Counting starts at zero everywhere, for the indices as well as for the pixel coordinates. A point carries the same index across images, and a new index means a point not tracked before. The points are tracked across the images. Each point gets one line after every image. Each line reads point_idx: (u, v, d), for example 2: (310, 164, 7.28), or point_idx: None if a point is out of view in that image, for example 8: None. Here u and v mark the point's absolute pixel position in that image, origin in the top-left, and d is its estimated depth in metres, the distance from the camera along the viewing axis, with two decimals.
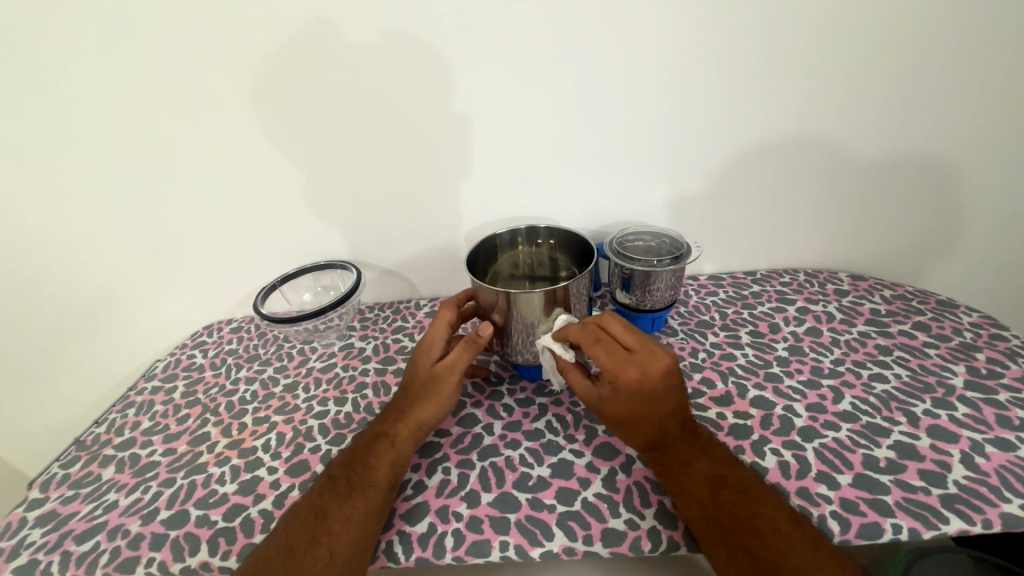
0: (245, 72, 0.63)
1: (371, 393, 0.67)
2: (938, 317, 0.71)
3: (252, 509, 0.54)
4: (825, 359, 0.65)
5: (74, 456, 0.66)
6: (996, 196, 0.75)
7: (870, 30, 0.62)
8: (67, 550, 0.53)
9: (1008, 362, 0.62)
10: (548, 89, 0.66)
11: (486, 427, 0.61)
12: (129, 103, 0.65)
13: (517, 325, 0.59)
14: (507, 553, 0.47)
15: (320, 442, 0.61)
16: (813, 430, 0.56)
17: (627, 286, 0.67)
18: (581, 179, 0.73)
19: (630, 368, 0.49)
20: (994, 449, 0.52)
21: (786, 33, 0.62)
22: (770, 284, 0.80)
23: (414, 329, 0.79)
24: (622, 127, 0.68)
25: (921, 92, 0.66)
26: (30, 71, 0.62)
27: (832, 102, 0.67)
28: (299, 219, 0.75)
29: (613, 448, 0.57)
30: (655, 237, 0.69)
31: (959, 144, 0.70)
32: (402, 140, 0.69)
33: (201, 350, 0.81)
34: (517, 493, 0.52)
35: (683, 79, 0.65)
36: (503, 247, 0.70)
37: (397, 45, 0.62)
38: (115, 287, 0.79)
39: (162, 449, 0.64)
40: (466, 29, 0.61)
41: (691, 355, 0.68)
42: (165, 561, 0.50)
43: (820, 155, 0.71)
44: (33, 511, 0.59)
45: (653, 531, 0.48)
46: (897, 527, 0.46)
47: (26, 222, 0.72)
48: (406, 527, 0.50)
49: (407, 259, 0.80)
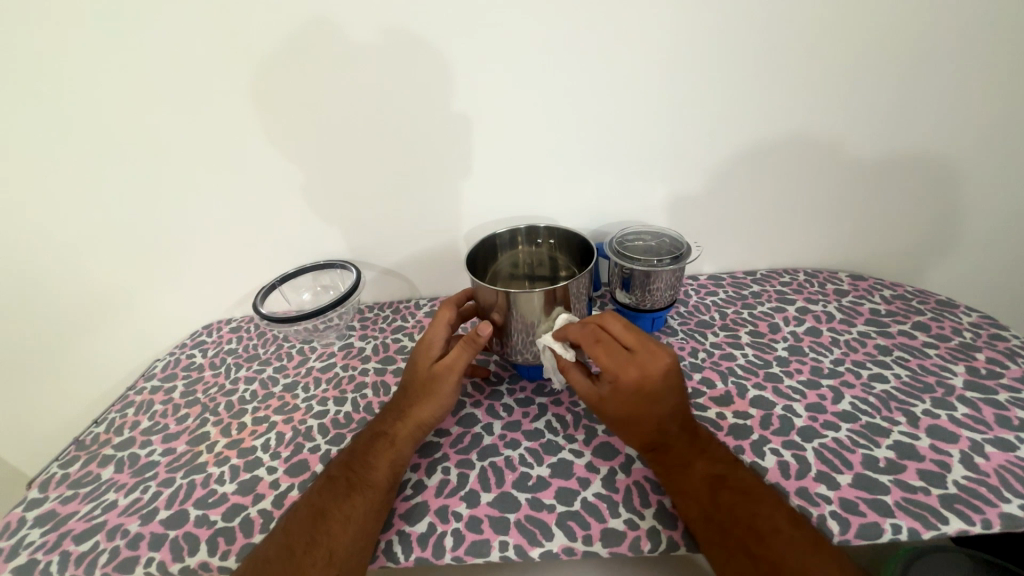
0: (245, 71, 0.63)
1: (370, 392, 0.67)
2: (938, 317, 0.71)
3: (252, 509, 0.54)
4: (824, 358, 0.65)
5: (73, 456, 0.66)
6: (996, 196, 0.75)
7: (871, 30, 0.62)
8: (67, 550, 0.53)
9: (1008, 362, 0.62)
10: (548, 89, 0.65)
11: (486, 427, 0.61)
12: (128, 103, 0.65)
13: (517, 325, 0.59)
14: (506, 553, 0.47)
15: (319, 442, 0.61)
16: (813, 430, 0.56)
17: (627, 286, 0.67)
18: (581, 179, 0.73)
19: (630, 368, 0.49)
20: (994, 449, 0.52)
21: (787, 32, 0.62)
22: (770, 284, 0.80)
23: (414, 329, 0.79)
24: (622, 127, 0.68)
25: (921, 92, 0.66)
26: (30, 70, 0.62)
27: (832, 102, 0.67)
28: (299, 218, 0.75)
29: (613, 448, 0.57)
30: (655, 237, 0.69)
31: (959, 144, 0.70)
32: (402, 140, 0.69)
33: (201, 350, 0.81)
34: (517, 493, 0.52)
35: (683, 79, 0.65)
36: (503, 246, 0.70)
37: (398, 44, 0.62)
38: (114, 287, 0.79)
39: (161, 449, 0.64)
40: (467, 28, 0.61)
41: (691, 355, 0.68)
42: (165, 561, 0.50)
43: (820, 155, 0.71)
44: (32, 511, 0.59)
45: (652, 531, 0.48)
46: (897, 527, 0.46)
47: (27, 222, 0.72)
48: (406, 527, 0.50)
49: (407, 259, 0.80)
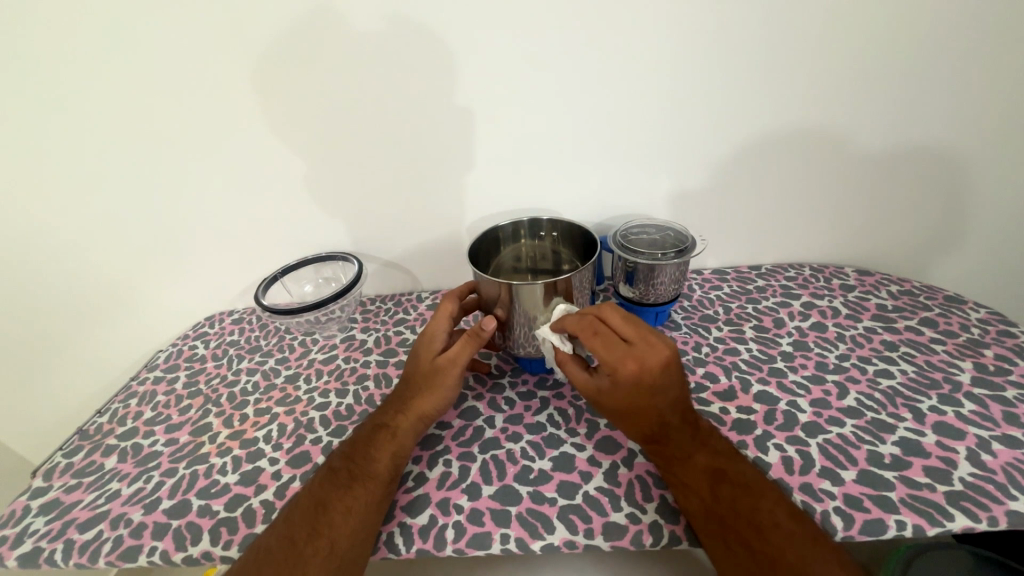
0: (247, 65, 0.63)
1: (372, 385, 0.67)
2: (945, 312, 0.71)
3: (254, 500, 0.54)
4: (830, 354, 0.65)
5: (77, 445, 0.66)
6: (1006, 190, 0.73)
7: (881, 23, 0.61)
8: (70, 538, 0.53)
9: (1016, 359, 0.62)
10: (549, 82, 0.65)
11: (487, 420, 0.61)
12: (128, 92, 0.64)
13: (519, 319, 0.58)
14: (507, 545, 0.47)
15: (321, 434, 0.61)
16: (817, 426, 0.55)
17: (630, 280, 0.67)
18: (584, 172, 0.72)
19: (629, 360, 0.48)
20: (1001, 446, 0.51)
21: (796, 23, 0.61)
22: (775, 280, 0.79)
23: (416, 321, 0.79)
24: (625, 119, 0.68)
25: (931, 88, 0.65)
26: (31, 58, 0.62)
27: (841, 97, 0.66)
28: (302, 210, 0.75)
29: (615, 442, 0.56)
30: (659, 231, 0.68)
31: (970, 136, 0.69)
32: (404, 133, 0.68)
33: (203, 341, 0.81)
34: (518, 486, 0.52)
35: (687, 72, 0.64)
36: (505, 239, 0.70)
37: (401, 30, 0.61)
38: (116, 278, 0.79)
39: (164, 439, 0.65)
40: (470, 16, 0.60)
41: (695, 349, 0.68)
42: (167, 550, 0.50)
43: (828, 149, 0.70)
44: (37, 499, 0.59)
45: (654, 525, 0.48)
46: (902, 524, 0.45)
47: (31, 216, 0.72)
48: (407, 518, 0.50)
49: (408, 252, 0.80)
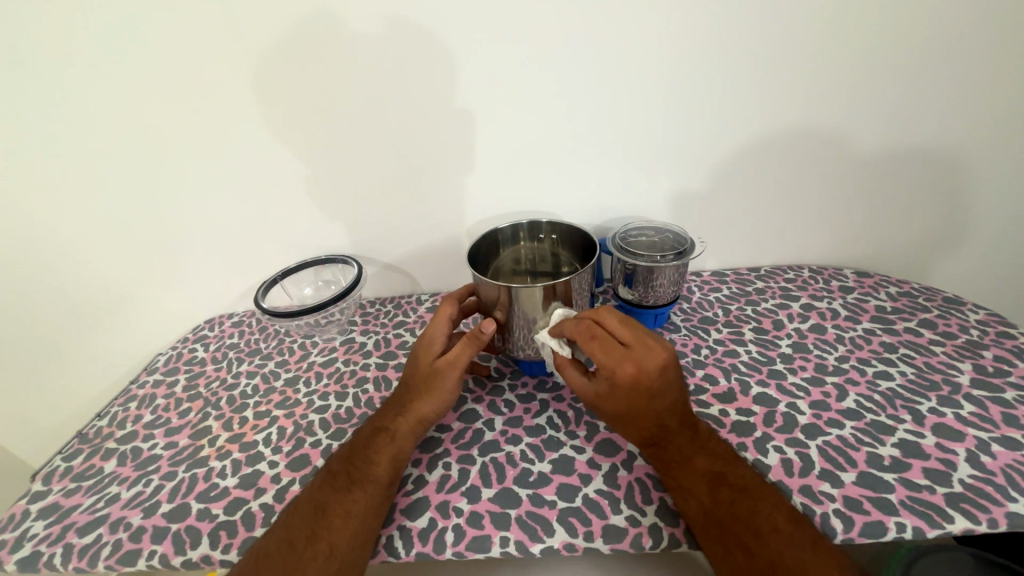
0: (248, 68, 0.63)
1: (371, 388, 0.67)
2: (944, 313, 0.71)
3: (253, 503, 0.54)
4: (829, 356, 0.65)
5: (76, 449, 0.66)
6: (1004, 190, 0.74)
7: (879, 25, 0.61)
8: (69, 542, 0.53)
9: (1015, 360, 0.62)
10: (548, 85, 0.65)
11: (486, 423, 0.61)
12: (129, 96, 0.65)
13: (518, 322, 0.58)
14: (507, 548, 0.47)
15: (320, 437, 0.61)
16: (816, 428, 0.55)
17: (629, 282, 0.67)
18: (583, 174, 0.72)
19: (627, 363, 0.48)
20: (1000, 448, 0.51)
21: (795, 25, 0.61)
22: (774, 281, 0.79)
23: (415, 324, 0.79)
24: (624, 122, 0.68)
25: (929, 90, 0.66)
26: (33, 62, 0.62)
27: (839, 99, 0.66)
28: (302, 212, 0.75)
29: (614, 444, 0.56)
30: (658, 233, 0.68)
31: (968, 138, 0.69)
32: (404, 135, 0.69)
33: (202, 344, 0.81)
34: (518, 489, 0.52)
35: (686, 75, 0.64)
36: (504, 242, 0.70)
37: (401, 33, 0.61)
38: (116, 281, 0.79)
39: (163, 442, 0.65)
40: (470, 19, 0.60)
41: (694, 351, 0.68)
42: (166, 554, 0.50)
43: (826, 150, 0.70)
44: (36, 503, 0.59)
45: (653, 528, 0.48)
46: (901, 526, 0.45)
47: (32, 220, 0.72)
48: (406, 522, 0.50)
49: (407, 254, 0.80)
